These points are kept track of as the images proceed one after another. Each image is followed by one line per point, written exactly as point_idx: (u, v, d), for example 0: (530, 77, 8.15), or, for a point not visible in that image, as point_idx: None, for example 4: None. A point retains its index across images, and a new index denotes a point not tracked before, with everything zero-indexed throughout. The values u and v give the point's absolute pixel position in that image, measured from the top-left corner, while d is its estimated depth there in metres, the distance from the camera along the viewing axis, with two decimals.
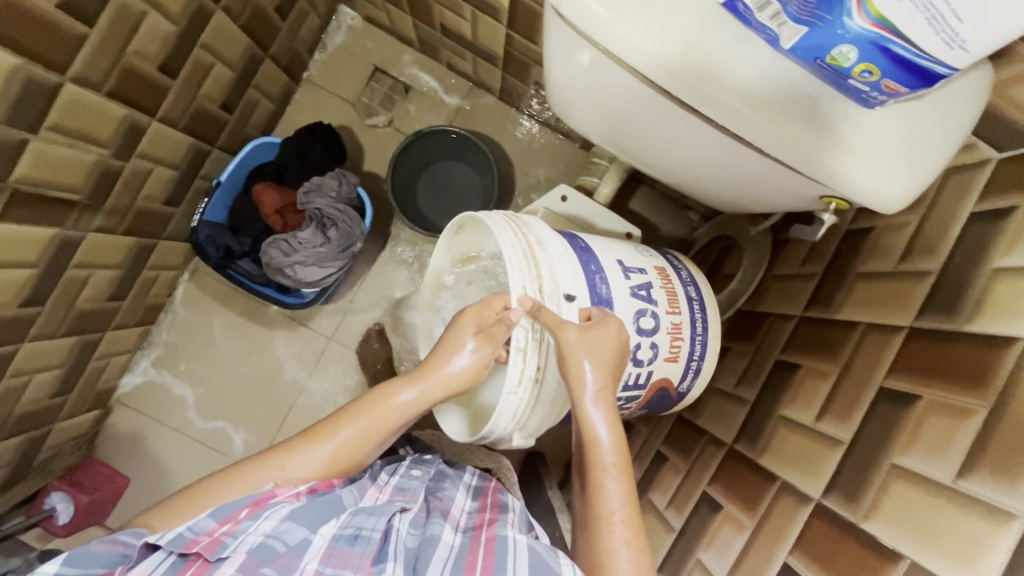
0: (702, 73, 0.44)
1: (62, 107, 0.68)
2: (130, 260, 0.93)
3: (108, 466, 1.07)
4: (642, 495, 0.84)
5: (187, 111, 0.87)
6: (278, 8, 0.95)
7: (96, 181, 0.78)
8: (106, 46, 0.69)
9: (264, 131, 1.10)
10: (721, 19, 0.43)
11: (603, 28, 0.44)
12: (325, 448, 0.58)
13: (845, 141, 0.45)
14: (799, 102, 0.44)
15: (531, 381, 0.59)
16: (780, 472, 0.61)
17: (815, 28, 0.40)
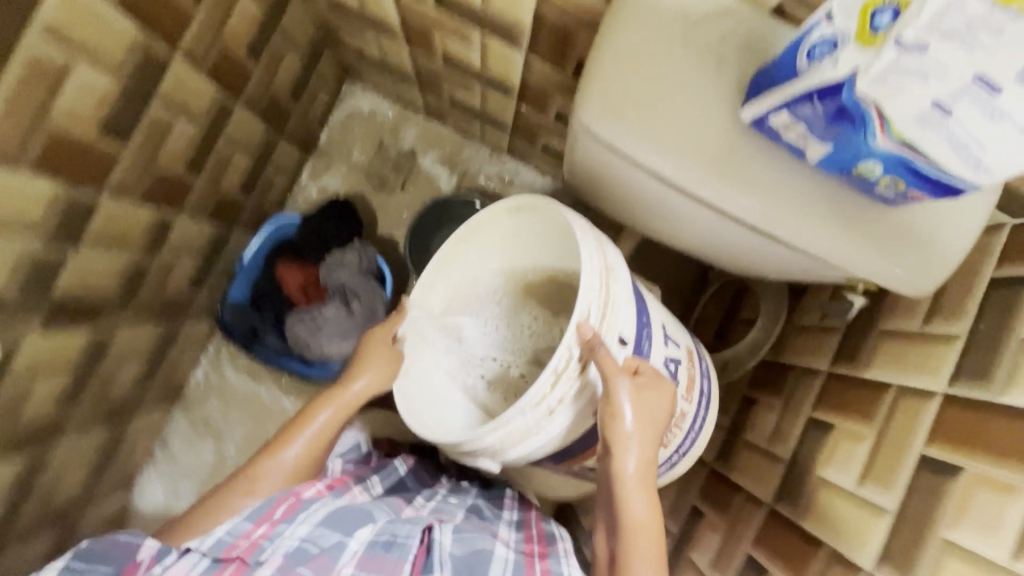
0: (743, 178, 0.53)
1: (97, 220, 0.79)
2: (153, 342, 1.00)
3: None
4: (681, 555, 0.82)
5: (206, 199, 0.96)
6: (290, 89, 1.00)
7: (124, 281, 0.89)
8: (55, 121, 0.66)
9: (274, 201, 1.13)
10: (749, 133, 0.52)
11: (630, 142, 0.54)
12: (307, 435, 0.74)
13: (873, 237, 0.53)
14: (836, 201, 0.53)
15: (549, 407, 0.60)
16: (831, 540, 0.60)
17: (840, 142, 0.47)
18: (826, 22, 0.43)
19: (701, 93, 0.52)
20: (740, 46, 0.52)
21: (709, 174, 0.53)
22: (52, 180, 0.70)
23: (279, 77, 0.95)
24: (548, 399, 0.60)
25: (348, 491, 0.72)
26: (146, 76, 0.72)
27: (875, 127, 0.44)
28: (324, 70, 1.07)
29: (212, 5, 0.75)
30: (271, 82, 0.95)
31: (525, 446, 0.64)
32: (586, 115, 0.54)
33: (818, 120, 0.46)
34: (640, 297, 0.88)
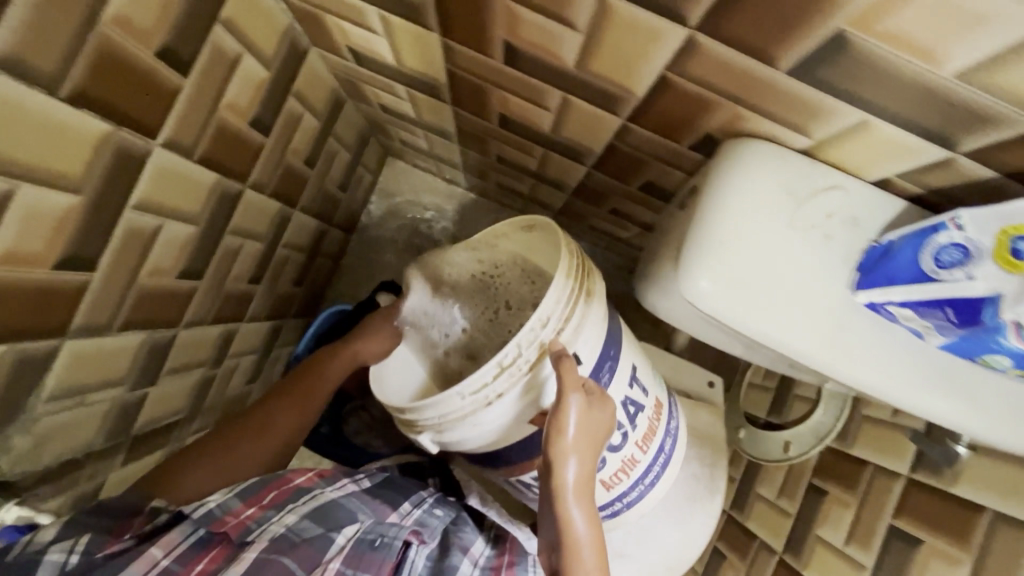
0: (871, 357, 0.50)
1: (175, 349, 0.77)
2: None
3: None
4: (809, 531, 0.96)
5: (266, 305, 1.00)
6: (307, 159, 0.92)
7: (197, 396, 0.88)
8: (115, 276, 0.60)
9: (296, 280, 1.09)
10: (860, 312, 0.50)
11: (719, 310, 0.52)
12: (287, 405, 0.79)
13: (975, 421, 0.50)
14: (949, 384, 0.50)
15: (488, 398, 0.64)
16: (983, 501, 0.70)
17: (966, 339, 0.44)
18: (952, 229, 0.41)
19: (818, 283, 0.50)
20: (849, 223, 0.49)
21: (830, 355, 0.51)
22: (144, 333, 0.69)
23: (295, 152, 0.87)
24: (487, 395, 0.64)
25: (338, 480, 0.74)
26: (191, 199, 0.66)
27: (1006, 331, 0.40)
28: (340, 132, 1.01)
29: (276, 139, 0.79)
30: (285, 147, 0.83)
31: (461, 434, 0.68)
32: (692, 294, 0.52)
33: (937, 317, 0.44)
34: (714, 387, 1.00)
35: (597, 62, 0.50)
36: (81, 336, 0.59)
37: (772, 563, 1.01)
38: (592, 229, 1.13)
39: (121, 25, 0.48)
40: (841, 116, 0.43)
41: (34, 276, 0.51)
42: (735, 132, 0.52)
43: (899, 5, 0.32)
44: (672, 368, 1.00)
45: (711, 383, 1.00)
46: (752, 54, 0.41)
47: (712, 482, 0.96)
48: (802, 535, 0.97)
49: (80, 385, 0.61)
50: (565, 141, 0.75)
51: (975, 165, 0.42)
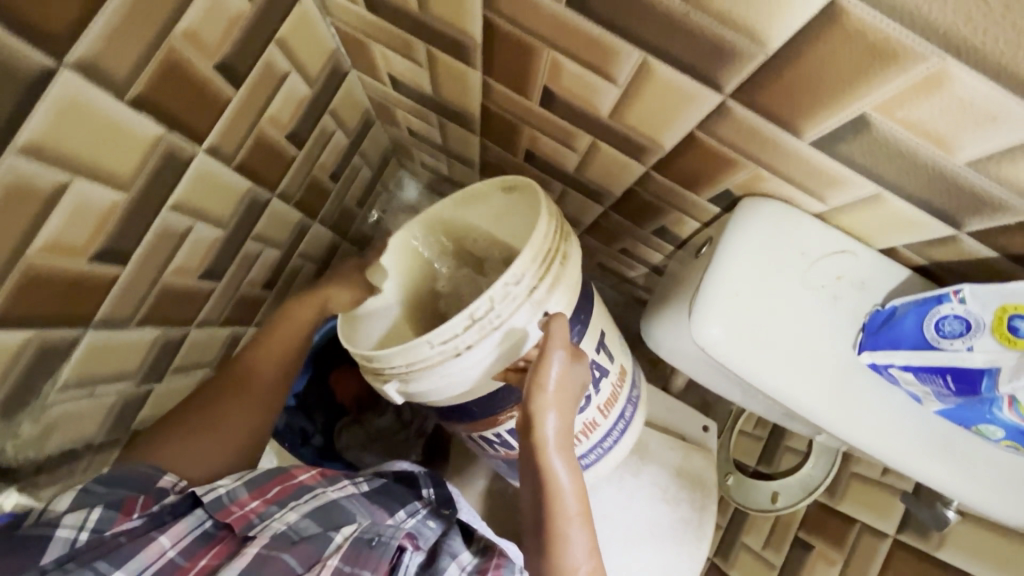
0: (867, 413, 0.52)
1: (185, 349, 0.77)
2: None
3: None
4: None
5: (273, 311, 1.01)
6: (332, 173, 0.94)
7: None
8: (143, 274, 0.61)
9: None
10: (862, 371, 0.52)
11: (727, 357, 0.54)
12: (274, 360, 0.80)
13: (963, 483, 0.52)
14: (945, 447, 0.52)
15: (456, 348, 0.61)
16: (968, 567, 0.76)
17: (962, 407, 0.46)
18: (955, 301, 0.44)
19: (824, 329, 0.52)
20: (854, 286, 0.52)
21: (831, 409, 0.52)
22: (160, 329, 0.69)
23: (322, 166, 0.89)
24: (456, 343, 0.61)
25: (338, 481, 0.77)
26: (222, 205, 0.68)
27: (1001, 405, 0.43)
28: (365, 150, 1.04)
29: (307, 154, 0.82)
30: (313, 163, 0.86)
31: (425, 383, 0.65)
32: (704, 340, 0.54)
33: (937, 384, 0.46)
34: (707, 432, 1.01)
35: (632, 114, 0.54)
36: (101, 329, 0.59)
37: None
38: (600, 265, 1.16)
39: (188, 39, 0.51)
40: (858, 187, 0.46)
41: (71, 267, 0.52)
42: (754, 191, 0.55)
43: (920, 99, 0.35)
44: (670, 411, 1.01)
45: (706, 428, 1.01)
46: (781, 123, 0.44)
47: (700, 528, 0.96)
48: None
49: (91, 377, 0.62)
50: (587, 180, 0.77)
51: (978, 245, 0.45)
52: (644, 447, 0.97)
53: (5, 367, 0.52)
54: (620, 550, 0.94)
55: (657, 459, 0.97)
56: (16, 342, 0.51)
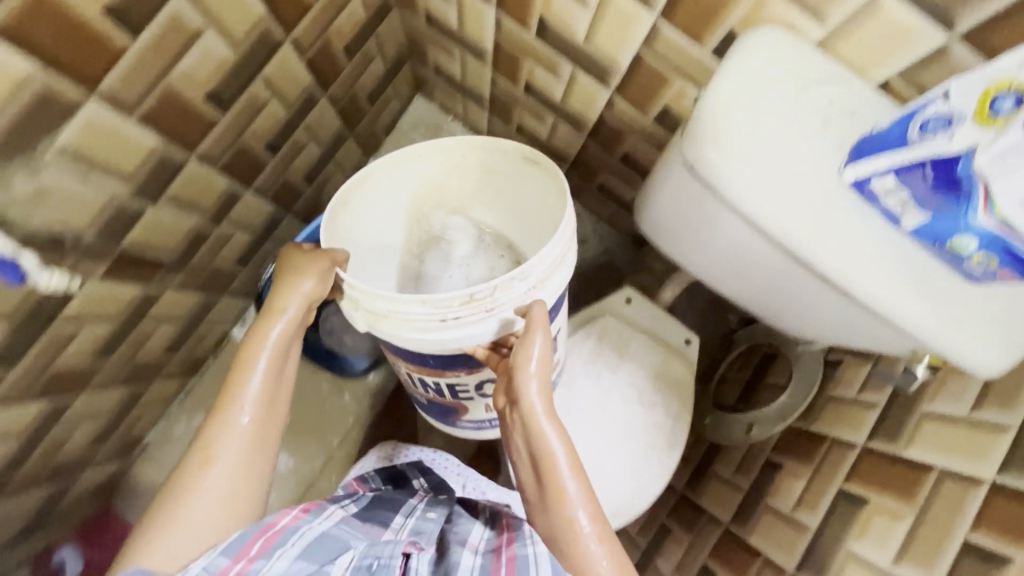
0: (851, 241, 0.53)
1: (182, 179, 0.81)
2: (190, 316, 1.08)
3: (119, 520, 1.22)
4: (760, 502, 0.95)
5: (273, 185, 1.05)
6: (347, 46, 0.99)
7: (185, 245, 0.92)
8: (149, 61, 0.65)
9: (306, 174, 1.13)
10: (847, 195, 0.53)
11: (718, 173, 0.55)
12: (275, 333, 0.72)
13: (933, 321, 0.54)
14: (922, 283, 0.54)
15: (444, 316, 0.69)
16: (932, 460, 0.71)
17: (938, 216, 0.48)
18: (940, 101, 0.46)
19: (812, 154, 0.54)
20: (846, 113, 0.54)
21: (813, 233, 0.54)
22: (163, 137, 0.73)
23: (337, 33, 0.95)
24: (450, 316, 0.69)
25: (323, 509, 0.70)
26: (236, 21, 0.72)
27: (976, 202, 0.45)
28: (382, 38, 1.10)
29: (323, 9, 0.87)
30: (329, 24, 0.91)
31: (403, 336, 0.72)
32: (693, 156, 0.56)
33: (920, 188, 0.48)
34: (688, 346, 0.99)
35: None
36: (104, 103, 0.63)
37: (717, 534, 1.00)
38: (600, 188, 1.18)
39: None
40: None
41: (81, 13, 0.57)
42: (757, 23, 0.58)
43: None
44: (653, 321, 1.00)
45: (688, 341, 1.00)
46: None
47: (672, 436, 0.96)
48: (752, 505, 0.97)
49: (87, 154, 0.65)
50: (596, 50, 0.78)
51: (970, 52, 0.49)
52: (624, 346, 0.99)
53: (7, 94, 0.55)
54: (587, 441, 0.96)
55: (634, 358, 0.98)
56: (21, 72, 0.55)
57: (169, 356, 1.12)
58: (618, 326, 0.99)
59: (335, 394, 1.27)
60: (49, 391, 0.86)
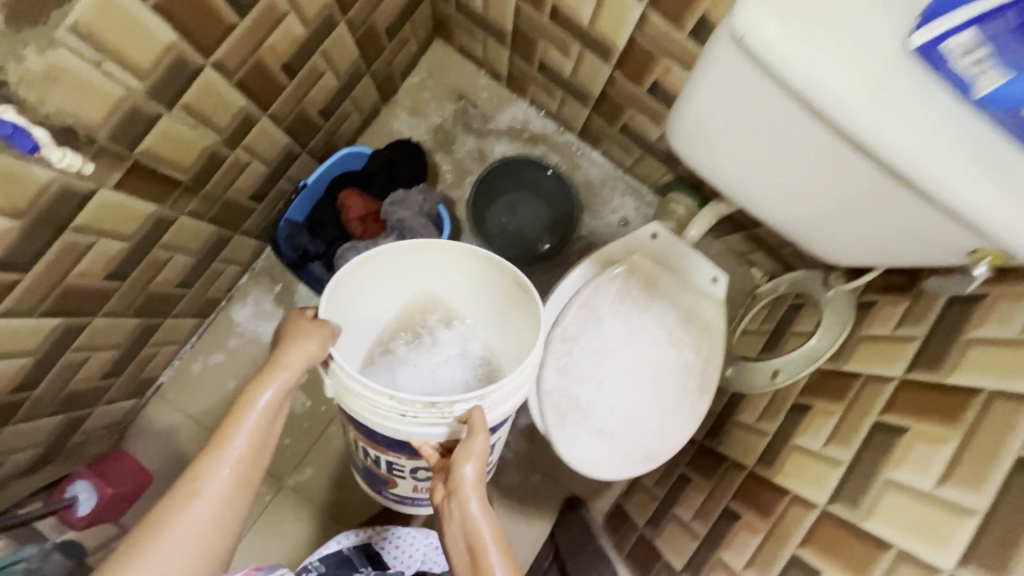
0: (908, 112, 0.58)
1: (196, 88, 0.79)
2: (205, 249, 1.07)
3: (132, 460, 1.22)
4: (786, 443, 0.93)
5: (290, 114, 1.03)
6: None
7: (201, 165, 0.90)
8: None
9: (322, 110, 1.12)
10: (910, 63, 0.57)
11: (774, 48, 0.59)
12: (272, 387, 0.68)
13: (990, 191, 0.58)
14: (981, 153, 0.58)
15: (399, 411, 0.70)
16: (976, 383, 0.69)
17: (1019, 74, 0.53)
18: None
19: (881, 23, 0.58)
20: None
21: (872, 103, 0.58)
22: (178, 33, 0.72)
23: None
24: (410, 412, 0.70)
25: None
26: None
27: None
28: None
29: None
30: None
31: (367, 417, 0.73)
32: (746, 28, 0.59)
33: (996, 41, 0.53)
34: (715, 284, 0.96)
35: None
36: None
37: (741, 477, 0.98)
38: (623, 128, 1.18)
39: None
40: None
41: None
42: None
43: None
44: (680, 260, 0.95)
45: (713, 279, 0.96)
46: None
47: (703, 378, 0.94)
48: (778, 446, 0.94)
49: (100, 39, 0.64)
50: None
51: None
52: (653, 284, 0.93)
53: None
54: (619, 383, 0.91)
55: (665, 298, 0.93)
56: None
57: (184, 292, 1.11)
58: (646, 263, 0.93)
59: None
60: (65, 310, 0.85)
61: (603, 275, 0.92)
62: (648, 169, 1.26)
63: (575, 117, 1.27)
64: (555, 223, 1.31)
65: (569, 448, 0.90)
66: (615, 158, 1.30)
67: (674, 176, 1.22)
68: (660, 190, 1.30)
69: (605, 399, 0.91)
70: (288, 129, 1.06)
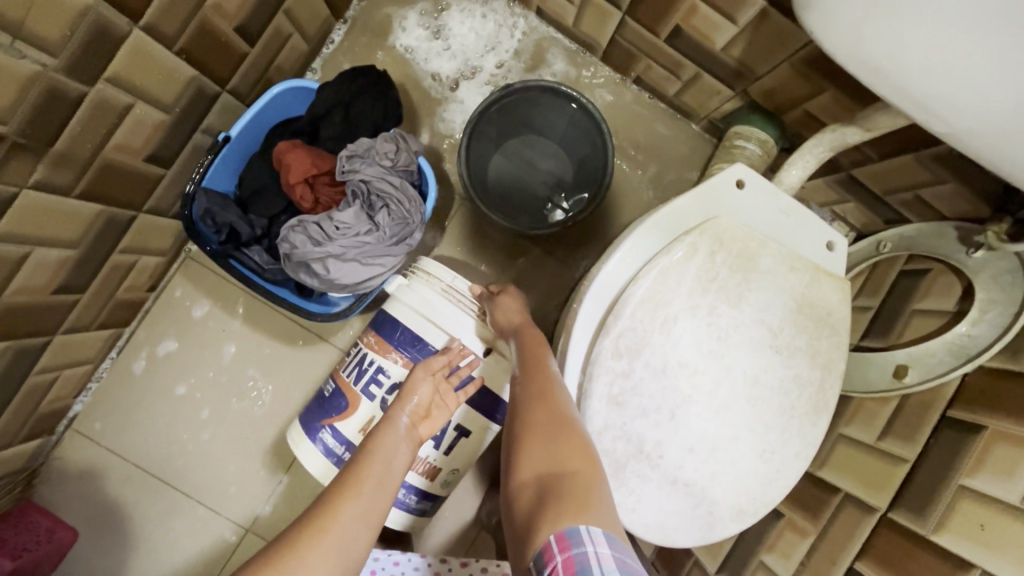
0: None
1: None
2: (91, 238, 0.75)
3: (48, 515, 0.95)
4: (942, 481, 0.64)
5: (185, 29, 0.69)
6: None
7: (35, 110, 0.57)
8: None
9: (243, 26, 0.77)
10: None
11: None
12: (401, 420, 0.63)
13: None
14: None
15: (454, 293, 0.73)
16: None
17: None
18: None
19: None
20: None
21: None
22: None
23: None
24: (460, 301, 0.73)
25: None
26: None
27: None
28: None
29: None
30: None
31: (415, 291, 0.74)
32: None
33: None
34: (833, 254, 0.65)
35: None
36: None
37: (869, 526, 0.70)
38: (672, 36, 0.84)
39: None
40: None
41: None
42: None
43: None
44: (782, 215, 0.64)
45: (830, 246, 0.65)
46: None
47: (820, 396, 0.63)
48: (931, 486, 0.65)
49: None
50: None
51: None
52: (748, 262, 0.60)
53: None
54: (702, 416, 0.60)
55: (765, 283, 0.61)
56: None
57: (76, 300, 0.80)
58: (738, 231, 0.61)
59: (335, 358, 1.03)
60: None
61: (674, 252, 0.59)
62: (703, 95, 0.92)
63: (601, 27, 0.92)
64: (579, 177, 0.98)
65: (628, 511, 0.61)
66: (656, 84, 0.96)
67: (742, 102, 0.88)
68: (717, 124, 0.97)
69: (682, 440, 0.60)
70: (190, 55, 0.72)
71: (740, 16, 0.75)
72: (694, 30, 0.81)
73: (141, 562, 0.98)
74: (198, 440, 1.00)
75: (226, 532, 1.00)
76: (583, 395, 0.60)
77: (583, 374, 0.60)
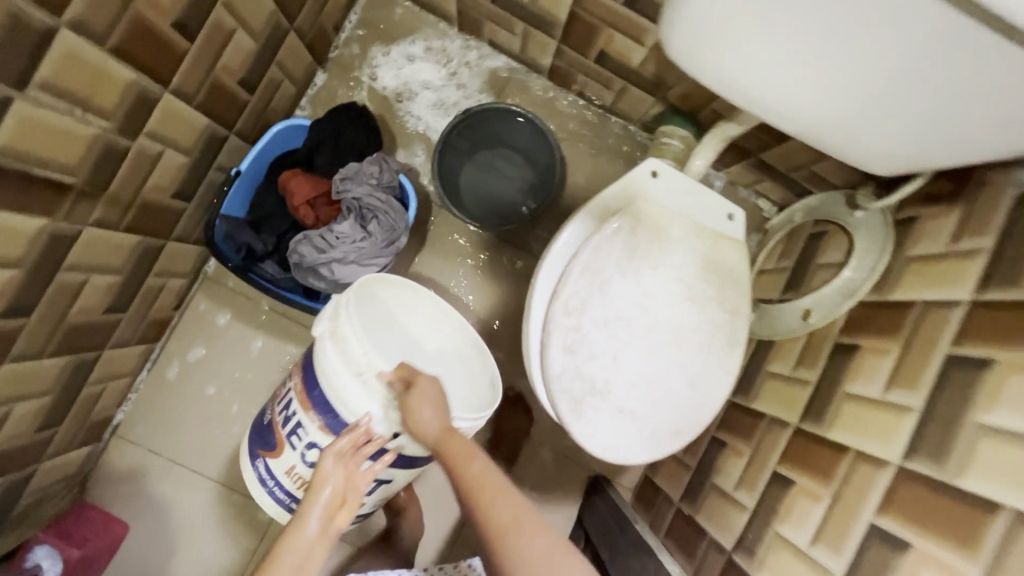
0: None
1: (54, 59, 0.62)
2: (132, 264, 0.91)
3: (102, 512, 1.09)
4: (834, 392, 0.81)
5: (201, 87, 0.85)
6: None
7: (95, 161, 0.73)
8: None
9: (245, 79, 0.93)
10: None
11: None
12: (313, 515, 0.72)
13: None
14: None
15: (363, 372, 0.76)
16: None
17: None
18: None
19: None
20: None
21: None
22: None
23: None
24: (365, 378, 0.77)
25: None
26: None
27: None
28: None
29: None
30: None
31: (328, 366, 0.78)
32: None
33: None
34: (733, 221, 0.82)
35: None
36: None
37: (785, 438, 0.86)
38: (600, 57, 1.02)
39: None
40: None
41: None
42: None
43: None
44: (690, 197, 0.81)
45: (730, 216, 0.82)
46: None
47: (732, 333, 0.81)
48: (826, 397, 0.82)
49: None
50: None
51: None
52: (663, 233, 0.78)
53: None
54: (640, 355, 0.77)
55: (678, 248, 0.78)
56: None
57: (119, 319, 0.95)
58: (654, 210, 0.78)
59: None
60: None
61: (605, 230, 0.77)
62: (632, 102, 1.10)
63: (543, 53, 1.10)
64: (538, 179, 1.15)
65: (590, 437, 0.77)
66: (594, 96, 1.14)
67: (664, 106, 1.06)
68: (649, 125, 1.14)
69: (626, 375, 0.77)
70: (205, 106, 0.88)
71: (649, 38, 0.92)
72: (616, 51, 0.99)
73: (185, 547, 1.12)
74: (226, 437, 1.15)
75: (258, 514, 1.15)
76: (545, 347, 0.77)
77: (544, 331, 0.77)
